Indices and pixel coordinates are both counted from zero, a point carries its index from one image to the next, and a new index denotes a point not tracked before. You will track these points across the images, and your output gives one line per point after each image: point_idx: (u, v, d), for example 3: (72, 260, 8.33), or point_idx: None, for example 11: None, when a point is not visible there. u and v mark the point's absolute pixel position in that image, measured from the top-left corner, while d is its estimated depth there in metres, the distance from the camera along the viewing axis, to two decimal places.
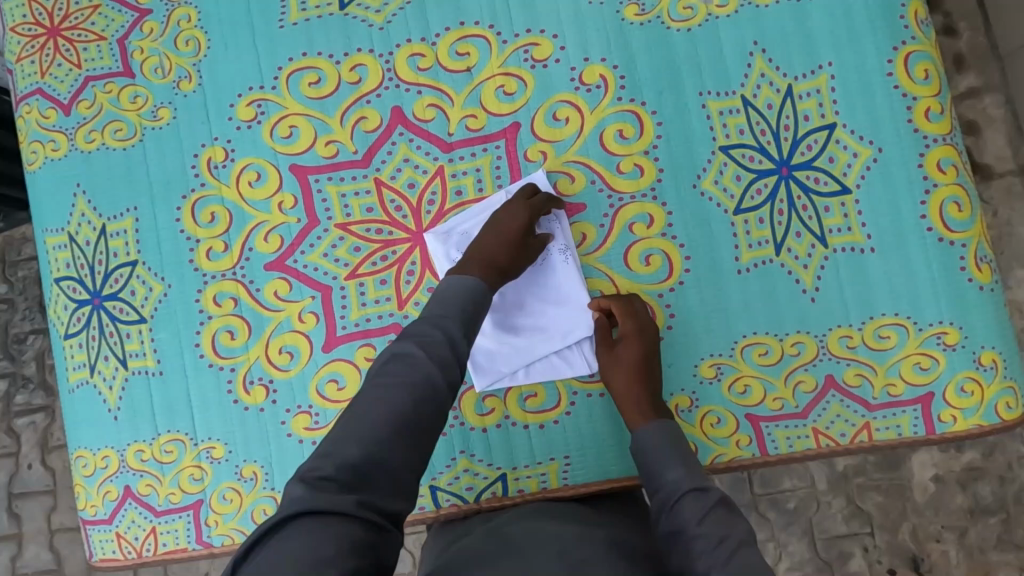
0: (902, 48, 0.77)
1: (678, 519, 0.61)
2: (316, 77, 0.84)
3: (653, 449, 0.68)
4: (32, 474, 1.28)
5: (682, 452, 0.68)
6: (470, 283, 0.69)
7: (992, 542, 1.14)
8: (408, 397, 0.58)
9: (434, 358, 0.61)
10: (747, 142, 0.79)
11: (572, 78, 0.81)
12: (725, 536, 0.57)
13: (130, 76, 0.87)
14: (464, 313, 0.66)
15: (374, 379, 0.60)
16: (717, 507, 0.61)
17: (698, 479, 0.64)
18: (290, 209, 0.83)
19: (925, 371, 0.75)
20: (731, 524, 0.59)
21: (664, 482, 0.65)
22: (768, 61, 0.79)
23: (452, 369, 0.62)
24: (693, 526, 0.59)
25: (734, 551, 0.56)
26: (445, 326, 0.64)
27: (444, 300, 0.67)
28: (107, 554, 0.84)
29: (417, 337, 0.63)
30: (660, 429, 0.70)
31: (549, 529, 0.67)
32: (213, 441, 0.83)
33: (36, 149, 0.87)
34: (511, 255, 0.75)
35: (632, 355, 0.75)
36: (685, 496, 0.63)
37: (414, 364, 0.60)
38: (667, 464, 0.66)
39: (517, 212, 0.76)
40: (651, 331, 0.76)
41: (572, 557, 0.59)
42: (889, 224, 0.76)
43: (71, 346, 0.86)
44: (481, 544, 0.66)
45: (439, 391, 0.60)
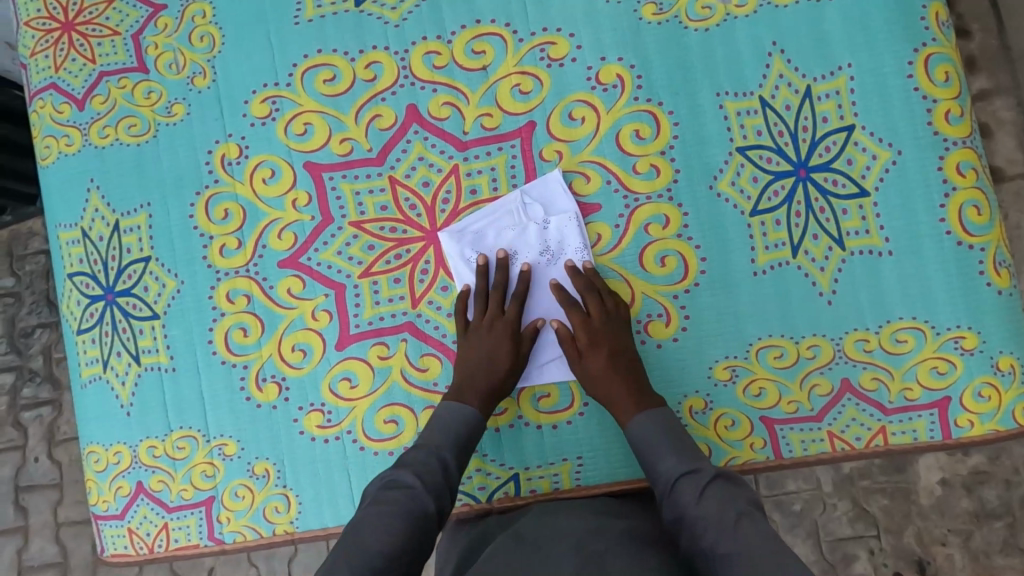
0: (922, 50, 0.76)
1: (679, 504, 0.65)
2: (330, 74, 0.83)
3: (645, 440, 0.71)
4: (38, 468, 1.28)
5: (674, 435, 0.71)
6: (466, 410, 0.75)
7: (997, 547, 1.13)
8: (408, 519, 0.65)
9: (430, 487, 0.68)
10: (765, 143, 0.78)
11: (588, 77, 0.81)
12: (725, 511, 0.61)
13: (144, 71, 0.86)
14: (459, 440, 0.74)
15: (372, 507, 0.66)
16: (713, 485, 0.65)
17: (690, 462, 0.68)
18: (304, 207, 0.83)
19: (942, 376, 0.74)
20: (730, 497, 0.63)
21: (659, 472, 0.68)
22: (787, 61, 0.79)
23: (444, 498, 0.69)
24: (695, 508, 0.63)
25: (737, 522, 0.60)
26: (441, 456, 0.71)
27: (442, 426, 0.74)
28: (119, 549, 0.84)
29: (415, 466, 0.70)
30: (650, 419, 0.72)
31: (561, 523, 0.69)
32: (226, 438, 0.83)
33: (50, 144, 0.87)
34: (506, 372, 0.77)
35: (601, 363, 0.75)
36: (681, 481, 0.66)
37: (413, 495, 0.67)
38: (659, 452, 0.69)
39: (501, 330, 0.78)
40: (611, 324, 0.77)
41: (589, 549, 0.61)
42: (907, 228, 0.76)
43: (84, 341, 0.86)
44: (499, 543, 0.68)
45: (431, 518, 0.66)
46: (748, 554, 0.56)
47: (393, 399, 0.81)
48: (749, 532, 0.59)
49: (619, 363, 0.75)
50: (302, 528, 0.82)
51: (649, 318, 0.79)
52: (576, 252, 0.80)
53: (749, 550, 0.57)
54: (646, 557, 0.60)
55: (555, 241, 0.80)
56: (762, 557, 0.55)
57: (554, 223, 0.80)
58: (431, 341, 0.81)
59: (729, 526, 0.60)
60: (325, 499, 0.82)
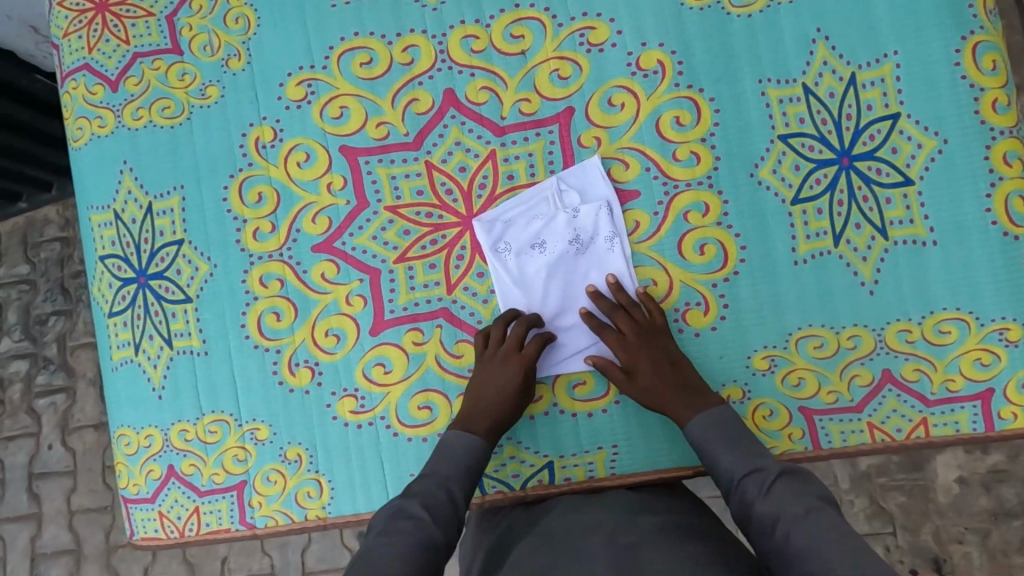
0: (969, 38, 0.75)
1: (744, 501, 0.64)
2: (367, 57, 0.83)
3: (704, 439, 0.70)
4: (51, 455, 1.28)
5: (735, 433, 0.70)
6: (472, 443, 0.73)
7: (1015, 545, 1.12)
8: (420, 549, 0.62)
9: (438, 519, 0.66)
10: (807, 131, 0.78)
11: (628, 63, 0.80)
12: (793, 506, 0.60)
13: (178, 53, 0.86)
14: (467, 472, 0.72)
15: (381, 538, 0.63)
16: (778, 481, 0.64)
17: (753, 460, 0.67)
18: (339, 191, 0.82)
19: (986, 367, 0.74)
20: (797, 493, 0.62)
21: (721, 470, 0.68)
22: (831, 49, 0.78)
23: (451, 529, 0.67)
24: (761, 505, 0.62)
25: (806, 516, 0.58)
26: (449, 487, 0.70)
27: (445, 457, 0.73)
28: (149, 532, 0.84)
29: (423, 499, 0.68)
30: (706, 420, 0.71)
31: (591, 516, 0.69)
32: (258, 422, 0.82)
33: (83, 125, 0.87)
34: (513, 405, 0.76)
35: (649, 374, 0.74)
36: (746, 479, 0.65)
37: (422, 525, 0.65)
38: (720, 450, 0.69)
39: (516, 368, 0.75)
40: (645, 335, 0.76)
41: (620, 542, 0.61)
42: (951, 218, 0.75)
43: (115, 324, 0.86)
44: (528, 541, 0.68)
45: (439, 548, 0.64)
46: (820, 549, 0.55)
47: (428, 385, 0.81)
48: (819, 526, 0.57)
49: (665, 371, 0.74)
50: (333, 513, 0.82)
51: (686, 307, 0.78)
52: (610, 238, 0.79)
53: (819, 545, 0.55)
54: (683, 544, 0.61)
55: (586, 232, 0.80)
56: (835, 553, 0.54)
57: (586, 210, 0.79)
58: (466, 327, 0.81)
59: (798, 522, 0.58)
60: (358, 484, 0.82)
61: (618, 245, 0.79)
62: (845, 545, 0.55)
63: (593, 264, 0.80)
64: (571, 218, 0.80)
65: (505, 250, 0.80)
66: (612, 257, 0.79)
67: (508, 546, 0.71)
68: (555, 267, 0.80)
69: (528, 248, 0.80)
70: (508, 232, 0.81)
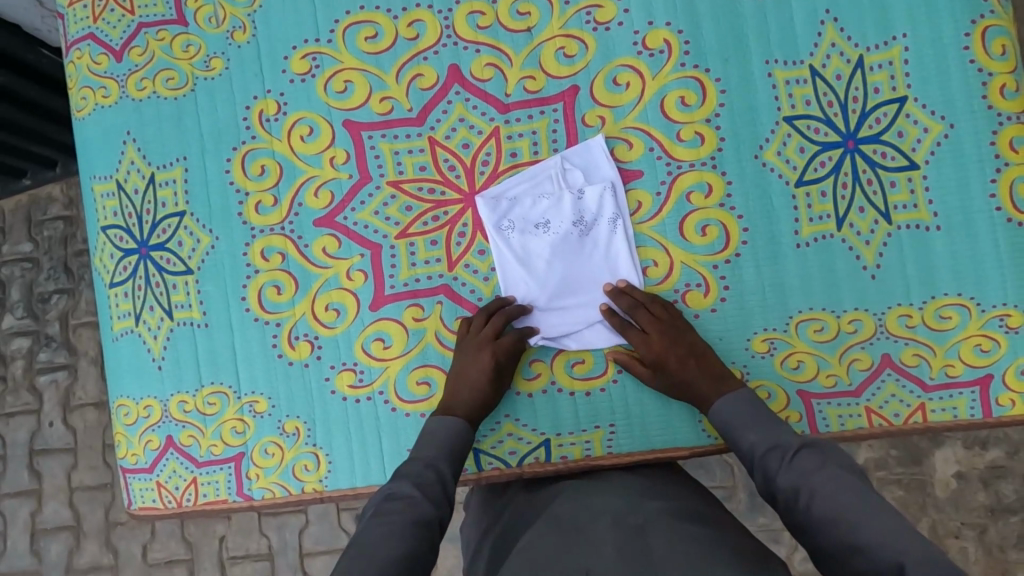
0: (980, 22, 0.75)
1: (768, 475, 0.65)
2: (372, 31, 0.82)
3: (728, 419, 0.71)
4: (53, 432, 1.28)
5: (759, 413, 0.70)
6: (452, 423, 0.74)
7: (1012, 541, 1.12)
8: (414, 526, 0.63)
9: (429, 496, 0.66)
10: (813, 113, 0.77)
11: (635, 42, 0.79)
12: (814, 477, 0.61)
13: (183, 24, 0.85)
14: (454, 452, 0.72)
15: (375, 519, 0.63)
16: (801, 455, 0.64)
17: (774, 436, 0.67)
18: (341, 165, 0.82)
19: (986, 354, 0.74)
20: (819, 464, 0.62)
21: (743, 448, 0.68)
22: (840, 30, 0.77)
23: (444, 509, 0.67)
24: (784, 479, 0.63)
25: (831, 488, 0.59)
26: (438, 467, 0.70)
27: (431, 440, 0.73)
28: (147, 502, 0.84)
29: (413, 479, 0.68)
30: (731, 404, 0.71)
31: (596, 501, 0.68)
32: (257, 395, 0.83)
33: (87, 96, 0.87)
34: (488, 396, 0.76)
35: (675, 366, 0.74)
36: (768, 455, 0.66)
37: (414, 504, 0.65)
38: (743, 429, 0.69)
39: (489, 359, 0.75)
40: (668, 329, 0.75)
41: (627, 523, 0.61)
42: (957, 204, 0.75)
43: (116, 295, 0.86)
44: (535, 527, 0.66)
45: (432, 527, 0.64)
46: (847, 518, 0.56)
47: (427, 360, 0.81)
48: (844, 498, 0.58)
49: (688, 364, 0.74)
50: (331, 486, 0.82)
51: (687, 288, 0.78)
52: (612, 220, 0.79)
53: (845, 517, 0.57)
54: (686, 526, 0.61)
55: (590, 213, 0.79)
56: (862, 523, 0.55)
57: (590, 191, 0.79)
58: (466, 304, 0.81)
59: (823, 494, 0.59)
60: (356, 458, 0.82)
61: (620, 227, 0.79)
62: (869, 515, 0.56)
63: (596, 247, 0.80)
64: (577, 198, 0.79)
65: (508, 228, 0.80)
66: (616, 238, 0.79)
67: (514, 533, 0.69)
68: (557, 248, 0.80)
69: (532, 227, 0.80)
70: (513, 211, 0.80)
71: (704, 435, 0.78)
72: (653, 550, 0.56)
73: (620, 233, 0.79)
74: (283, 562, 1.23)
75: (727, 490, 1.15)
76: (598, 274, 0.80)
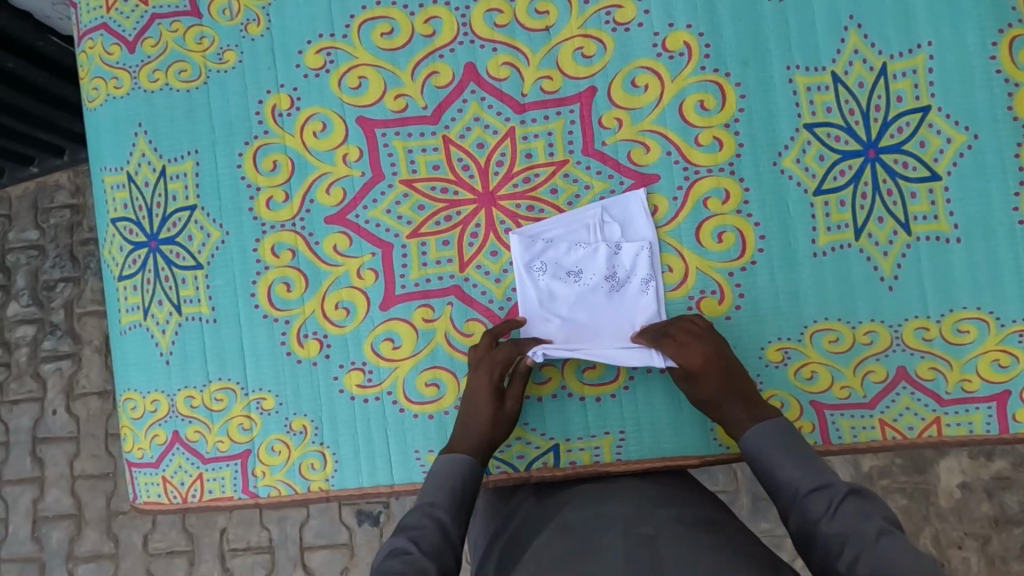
0: (1007, 30, 0.74)
1: (806, 518, 0.61)
2: (388, 27, 0.81)
3: (765, 450, 0.67)
4: (56, 420, 1.28)
5: (800, 449, 0.66)
6: (456, 458, 0.72)
7: (1015, 553, 1.12)
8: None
9: (428, 549, 0.63)
10: (834, 121, 0.76)
11: (654, 44, 0.78)
12: (859, 526, 0.56)
13: (197, 15, 0.84)
14: (453, 494, 0.69)
15: None
16: (847, 500, 0.59)
17: (820, 477, 0.63)
18: (354, 162, 0.82)
19: (1004, 369, 0.73)
20: (867, 515, 0.57)
21: (784, 485, 0.64)
22: (863, 37, 0.76)
23: (446, 557, 0.63)
24: (827, 526, 0.58)
25: (879, 543, 0.54)
26: (434, 515, 0.67)
27: (436, 483, 0.70)
28: (153, 497, 0.84)
29: (411, 532, 0.64)
30: (768, 434, 0.68)
31: (607, 509, 0.67)
32: (264, 392, 0.82)
33: (98, 86, 0.86)
34: (490, 417, 0.74)
35: (713, 386, 0.71)
36: (809, 495, 0.62)
37: (412, 561, 0.61)
38: (784, 466, 0.65)
39: (485, 375, 0.75)
40: (711, 347, 0.72)
41: (637, 533, 0.60)
42: (978, 216, 0.74)
43: (125, 288, 0.85)
44: (544, 534, 0.66)
45: None
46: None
47: (436, 361, 0.80)
48: (892, 554, 0.53)
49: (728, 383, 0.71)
50: (337, 486, 0.82)
51: (702, 294, 0.77)
52: (645, 280, 0.78)
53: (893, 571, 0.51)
54: (701, 535, 0.60)
55: (622, 270, 0.78)
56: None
57: (627, 247, 0.78)
58: (477, 306, 0.80)
59: (870, 548, 0.54)
60: (362, 456, 0.81)
61: (652, 288, 0.78)
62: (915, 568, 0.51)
63: (623, 304, 0.78)
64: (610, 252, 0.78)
65: (539, 270, 0.79)
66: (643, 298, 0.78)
67: (522, 540, 0.68)
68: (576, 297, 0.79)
69: (562, 274, 0.79)
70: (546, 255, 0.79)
71: (714, 444, 0.78)
72: (663, 560, 0.55)
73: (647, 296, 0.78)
74: (282, 555, 1.23)
75: (731, 494, 1.14)
76: (621, 322, 0.78)
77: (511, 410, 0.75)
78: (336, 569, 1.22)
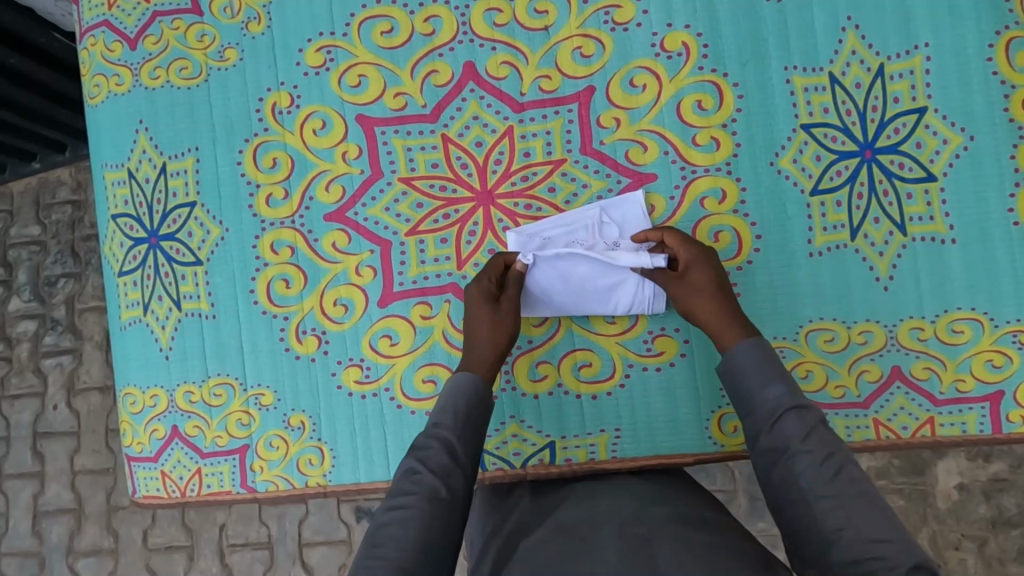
0: (1004, 33, 0.74)
1: (777, 438, 0.60)
2: (388, 26, 0.82)
3: (744, 364, 0.65)
4: (56, 415, 1.29)
5: (780, 365, 0.65)
6: (459, 378, 0.70)
7: (1012, 554, 1.12)
8: (427, 504, 0.60)
9: (435, 469, 0.63)
10: (831, 121, 0.76)
11: (653, 44, 0.79)
12: (832, 453, 0.57)
13: (198, 13, 0.85)
14: (457, 414, 0.67)
15: (387, 501, 0.61)
16: (822, 425, 0.59)
17: (797, 395, 0.61)
18: (353, 160, 0.82)
19: (998, 369, 0.74)
20: (839, 445, 0.58)
21: (762, 398, 0.62)
22: (861, 38, 0.76)
23: (455, 475, 0.63)
24: (800, 446, 0.58)
25: (849, 476, 0.55)
26: (440, 436, 0.65)
27: (441, 405, 0.68)
28: (151, 491, 0.85)
29: (418, 453, 0.64)
30: (753, 344, 0.66)
31: (603, 508, 0.67)
32: (262, 388, 0.83)
33: (100, 83, 0.86)
34: (489, 325, 0.74)
35: (706, 277, 0.72)
36: (786, 414, 0.60)
37: (421, 481, 0.61)
38: (765, 379, 0.63)
39: (477, 287, 0.76)
40: (706, 252, 0.73)
41: (632, 533, 0.60)
42: (973, 216, 0.74)
43: (125, 284, 0.86)
44: (539, 532, 0.66)
45: (446, 502, 0.61)
46: (855, 513, 0.53)
47: (433, 358, 0.81)
48: (855, 488, 0.55)
49: (720, 285, 0.72)
50: (334, 481, 0.82)
51: None
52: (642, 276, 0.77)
53: (853, 505, 0.54)
54: (695, 534, 0.60)
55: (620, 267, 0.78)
56: (861, 514, 0.53)
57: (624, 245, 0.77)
58: None
59: (839, 479, 0.55)
60: (360, 454, 0.82)
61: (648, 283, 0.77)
62: (876, 514, 0.53)
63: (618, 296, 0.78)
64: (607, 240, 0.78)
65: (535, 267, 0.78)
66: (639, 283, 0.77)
67: (518, 536, 0.68)
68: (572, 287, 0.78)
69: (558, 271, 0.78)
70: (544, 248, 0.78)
71: (710, 442, 0.78)
72: (658, 560, 0.55)
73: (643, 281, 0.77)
74: (282, 551, 1.24)
75: (728, 493, 1.15)
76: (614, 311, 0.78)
77: (508, 309, 0.75)
78: (335, 565, 1.22)
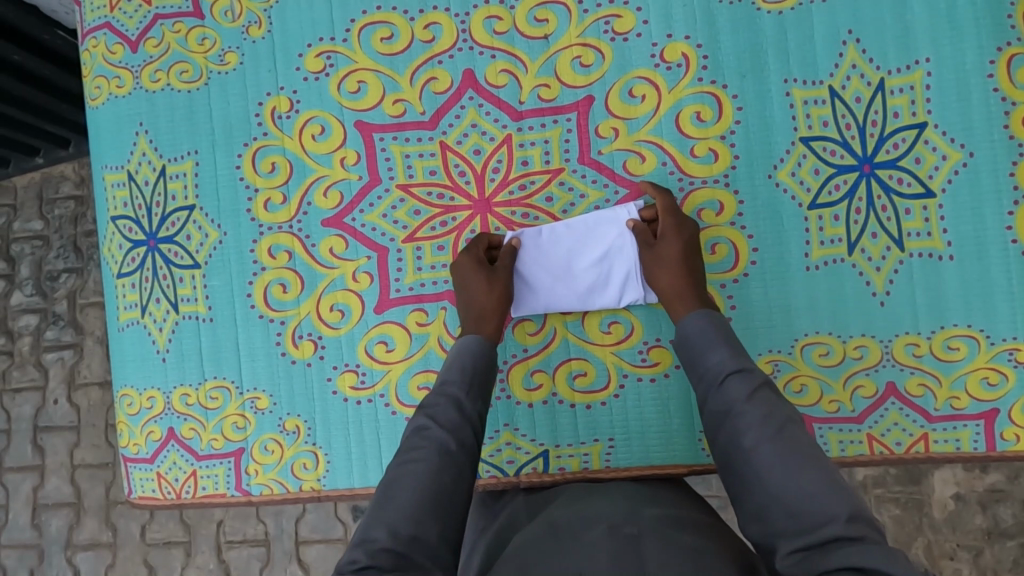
0: (1006, 49, 0.73)
1: (720, 402, 0.60)
2: (388, 32, 0.82)
3: (692, 334, 0.66)
4: (56, 410, 1.29)
5: (727, 333, 0.65)
6: (466, 340, 0.71)
7: (1007, 565, 1.12)
8: (437, 457, 0.59)
9: (445, 424, 0.62)
10: (830, 135, 0.76)
11: (653, 54, 0.78)
12: (772, 412, 0.57)
13: (199, 16, 0.85)
14: (465, 373, 0.68)
15: (398, 458, 0.60)
16: (765, 387, 0.59)
17: (743, 360, 0.62)
18: (351, 166, 0.82)
19: (993, 387, 0.73)
20: (780, 405, 0.58)
21: (708, 364, 0.63)
22: (861, 51, 0.76)
23: (465, 431, 0.63)
24: (740, 407, 0.58)
25: (787, 435, 0.55)
26: (448, 393, 0.66)
27: (449, 364, 0.69)
28: (147, 492, 0.85)
29: (427, 409, 0.64)
30: (703, 314, 0.67)
31: (594, 508, 0.67)
32: (259, 391, 0.83)
33: (101, 85, 0.86)
34: (486, 292, 0.75)
35: (676, 247, 0.73)
36: (729, 378, 0.60)
37: (431, 436, 0.61)
38: (709, 347, 0.64)
39: (472, 255, 0.76)
40: (681, 222, 0.74)
41: (622, 532, 0.59)
42: (971, 232, 0.74)
43: (123, 286, 0.86)
44: (529, 529, 0.65)
45: (455, 454, 0.60)
46: (793, 471, 0.53)
47: (428, 365, 0.81)
48: (795, 445, 0.54)
49: (689, 257, 0.73)
50: (328, 486, 0.83)
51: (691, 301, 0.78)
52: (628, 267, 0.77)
53: (792, 463, 0.53)
54: (679, 535, 0.60)
55: (607, 258, 0.77)
56: (800, 471, 0.52)
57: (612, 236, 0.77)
58: None
59: (778, 437, 0.55)
60: (355, 457, 0.82)
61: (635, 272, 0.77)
62: (813, 469, 0.52)
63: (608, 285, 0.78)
64: (596, 219, 0.77)
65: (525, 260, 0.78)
66: (634, 263, 0.77)
67: (508, 535, 0.68)
68: (566, 278, 0.78)
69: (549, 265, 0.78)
70: (534, 239, 0.78)
71: (703, 453, 0.78)
72: (646, 559, 0.54)
73: (636, 266, 0.77)
74: (279, 548, 1.24)
75: (722, 499, 1.15)
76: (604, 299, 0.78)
77: (505, 276, 0.75)
78: (330, 565, 1.23)
